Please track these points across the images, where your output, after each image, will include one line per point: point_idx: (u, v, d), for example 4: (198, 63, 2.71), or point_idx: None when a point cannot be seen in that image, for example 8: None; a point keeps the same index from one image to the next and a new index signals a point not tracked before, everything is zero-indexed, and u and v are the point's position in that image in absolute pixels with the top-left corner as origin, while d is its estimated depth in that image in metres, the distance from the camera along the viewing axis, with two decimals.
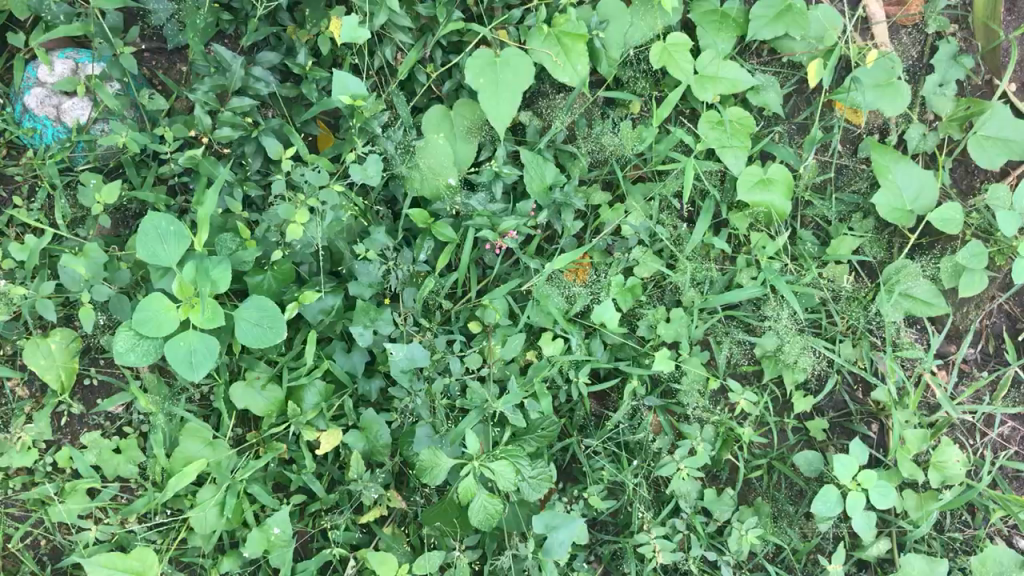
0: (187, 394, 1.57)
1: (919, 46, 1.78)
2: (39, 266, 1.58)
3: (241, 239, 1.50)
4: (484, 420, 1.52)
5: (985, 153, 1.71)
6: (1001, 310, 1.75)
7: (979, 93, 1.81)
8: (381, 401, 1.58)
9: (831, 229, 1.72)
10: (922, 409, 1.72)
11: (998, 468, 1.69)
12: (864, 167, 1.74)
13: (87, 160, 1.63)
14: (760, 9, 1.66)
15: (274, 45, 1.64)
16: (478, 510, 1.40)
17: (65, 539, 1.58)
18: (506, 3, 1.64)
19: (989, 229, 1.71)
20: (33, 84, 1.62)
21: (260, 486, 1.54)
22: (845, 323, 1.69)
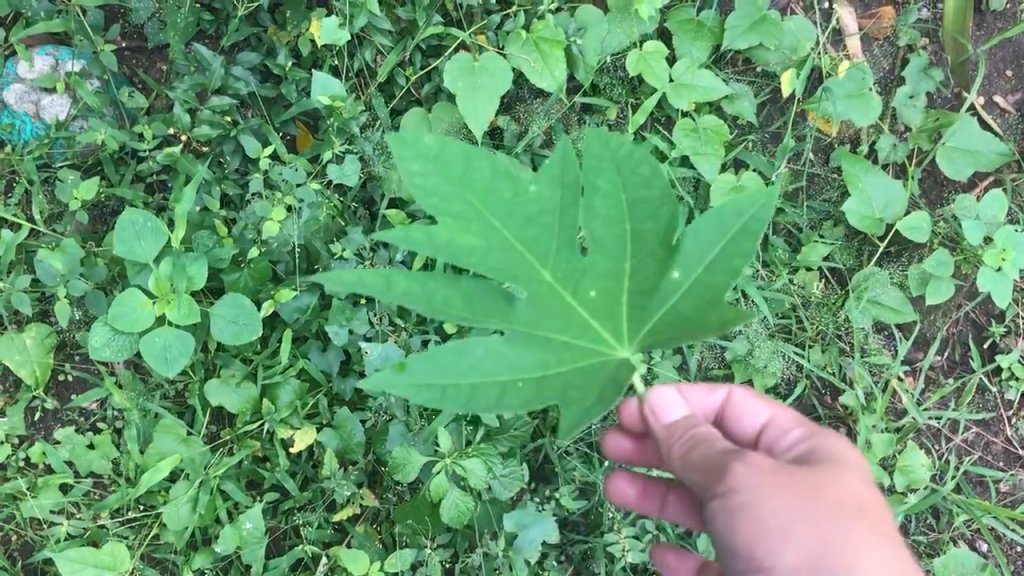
0: (162, 391, 1.58)
1: (890, 59, 1.82)
2: (15, 261, 1.58)
3: (218, 237, 1.54)
4: (456, 420, 1.53)
5: (953, 163, 1.75)
6: (967, 319, 1.78)
7: (948, 106, 1.84)
8: (355, 400, 1.60)
9: (802, 236, 1.74)
10: (889, 414, 1.74)
11: (962, 472, 1.72)
12: (834, 176, 1.78)
13: (65, 157, 1.63)
14: (735, 20, 1.70)
15: (254, 45, 1.66)
16: (450, 508, 1.43)
17: (36, 535, 1.56)
18: (485, 8, 1.66)
19: (956, 237, 1.74)
20: (12, 80, 1.64)
21: (234, 483, 1.55)
22: (814, 328, 1.71)
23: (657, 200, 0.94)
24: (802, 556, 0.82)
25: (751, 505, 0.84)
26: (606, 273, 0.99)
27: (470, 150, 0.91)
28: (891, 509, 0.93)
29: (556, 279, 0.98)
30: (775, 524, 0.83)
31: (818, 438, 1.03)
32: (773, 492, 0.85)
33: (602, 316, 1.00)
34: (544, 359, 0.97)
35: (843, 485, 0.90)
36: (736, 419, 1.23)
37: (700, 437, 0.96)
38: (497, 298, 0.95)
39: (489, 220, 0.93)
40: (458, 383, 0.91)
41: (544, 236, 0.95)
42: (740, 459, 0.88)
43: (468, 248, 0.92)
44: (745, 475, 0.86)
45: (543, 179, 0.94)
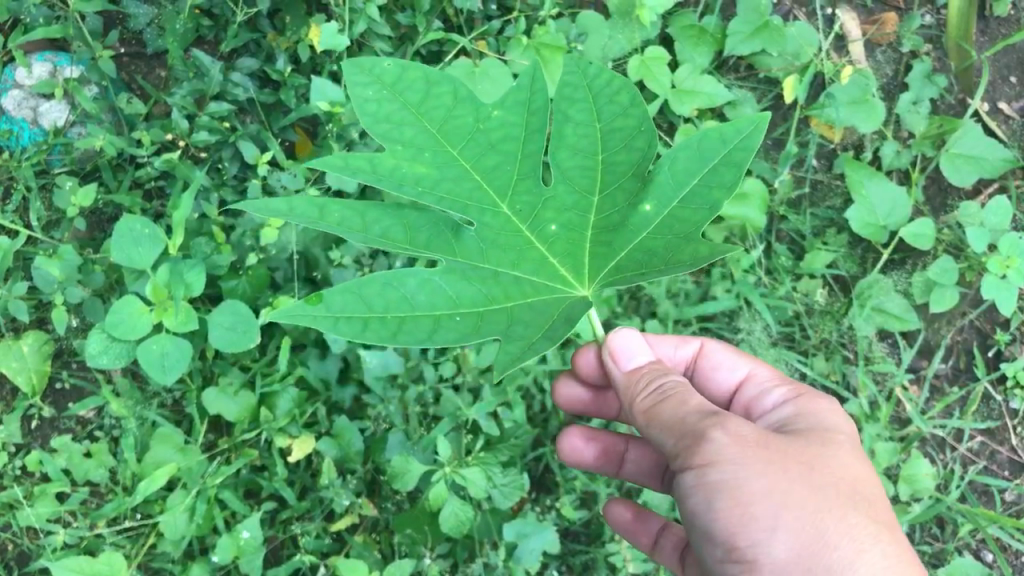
0: (159, 399, 1.57)
1: (893, 65, 1.81)
2: (12, 268, 1.57)
3: (216, 243, 1.53)
4: (456, 428, 1.53)
5: (958, 171, 1.73)
6: (972, 326, 1.77)
7: (952, 112, 1.82)
8: (354, 409, 1.59)
9: (805, 243, 1.73)
10: (894, 423, 1.72)
11: (967, 482, 1.70)
12: (837, 182, 1.77)
13: (63, 163, 1.63)
14: (737, 25, 1.69)
15: (253, 51, 1.66)
16: (450, 517, 1.41)
17: (32, 544, 1.55)
18: (486, 14, 1.66)
19: (960, 245, 1.73)
20: (10, 86, 1.63)
21: (232, 492, 1.54)
22: (819, 336, 1.70)
23: (632, 130, 1.00)
24: (785, 542, 0.85)
25: (735, 486, 0.85)
26: (568, 208, 1.05)
27: (431, 81, 0.98)
28: (875, 476, 0.96)
29: (513, 212, 1.04)
30: (756, 510, 0.85)
31: (802, 402, 1.06)
32: (755, 471, 0.86)
33: (562, 251, 1.07)
34: (490, 291, 1.01)
35: (829, 461, 0.93)
36: (707, 373, 1.29)
37: (668, 392, 0.96)
38: (446, 229, 1.01)
39: (449, 154, 1.00)
40: (381, 314, 0.93)
41: (504, 164, 1.02)
42: (720, 428, 0.88)
43: (421, 176, 0.99)
44: (729, 451, 0.86)
45: (508, 104, 1.00)
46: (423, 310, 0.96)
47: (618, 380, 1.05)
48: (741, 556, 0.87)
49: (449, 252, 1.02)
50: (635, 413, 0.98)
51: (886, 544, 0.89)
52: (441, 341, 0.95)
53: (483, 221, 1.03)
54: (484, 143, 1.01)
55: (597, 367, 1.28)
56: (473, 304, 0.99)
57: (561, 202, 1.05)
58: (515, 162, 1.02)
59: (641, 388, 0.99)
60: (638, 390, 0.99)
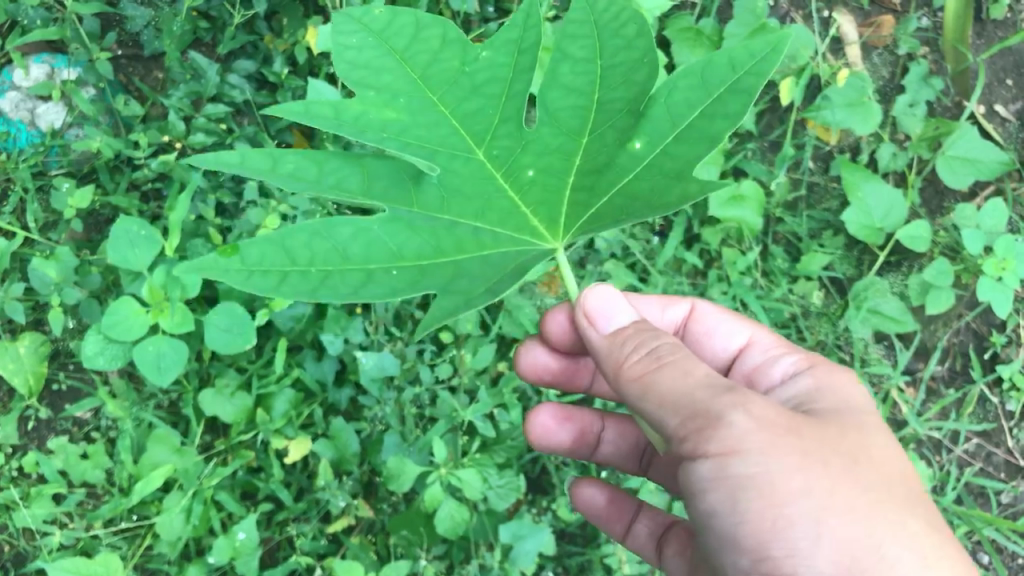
0: (156, 400, 1.57)
1: (890, 67, 1.81)
2: (9, 270, 1.57)
3: (213, 245, 1.53)
4: (451, 430, 1.53)
5: (956, 174, 1.73)
6: (968, 328, 1.77)
7: (949, 115, 1.82)
8: (350, 410, 1.59)
9: (802, 245, 1.73)
10: (889, 425, 1.73)
11: (963, 484, 1.71)
12: (834, 185, 1.78)
13: (61, 165, 1.62)
14: (734, 28, 1.70)
15: (250, 53, 1.66)
16: (445, 518, 1.41)
17: (28, 545, 1.55)
18: (483, 16, 1.66)
19: (956, 247, 1.73)
20: (7, 88, 1.65)
21: (228, 493, 1.54)
22: (815, 339, 1.69)
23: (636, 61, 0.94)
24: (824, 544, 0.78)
25: (765, 482, 0.78)
26: (547, 155, 1.00)
27: (420, 25, 0.96)
28: (897, 458, 0.90)
29: (489, 157, 0.99)
30: (790, 508, 0.78)
31: (818, 374, 1.03)
32: (785, 463, 0.79)
33: (535, 199, 1.01)
34: (436, 241, 0.95)
35: (854, 445, 0.87)
36: (702, 338, 1.28)
37: (665, 359, 0.88)
38: (406, 176, 0.96)
39: (426, 99, 0.97)
40: (304, 268, 0.87)
41: (487, 107, 0.98)
42: (741, 409, 0.80)
43: (389, 121, 0.95)
44: (756, 439, 0.79)
45: (495, 46, 0.97)
46: (354, 261, 0.89)
47: (596, 346, 0.98)
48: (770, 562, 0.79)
49: (407, 201, 0.96)
50: (624, 380, 0.90)
51: (927, 540, 0.82)
52: (367, 296, 0.89)
53: (452, 168, 0.98)
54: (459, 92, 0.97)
55: (568, 330, 1.26)
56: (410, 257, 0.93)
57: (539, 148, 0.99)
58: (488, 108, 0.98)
59: (631, 352, 0.91)
60: (627, 355, 0.91)
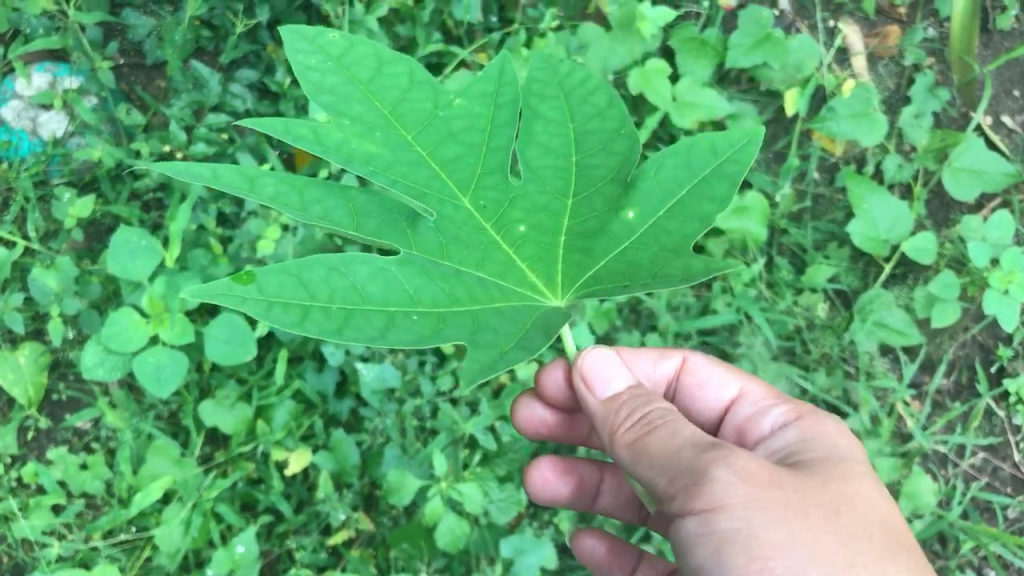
0: (156, 411, 1.56)
1: (895, 78, 1.80)
2: (9, 278, 1.57)
3: (213, 255, 1.51)
4: (453, 443, 1.52)
5: (962, 186, 1.72)
6: (975, 342, 1.75)
7: (955, 126, 1.81)
8: (351, 421, 1.58)
9: (807, 257, 1.72)
10: (895, 438, 1.71)
11: (970, 499, 1.69)
12: (839, 197, 1.76)
13: (62, 174, 1.61)
14: (739, 38, 1.69)
15: (253, 63, 1.65)
16: (446, 532, 1.41)
17: (26, 556, 1.54)
18: (486, 26, 1.65)
19: (962, 260, 1.71)
20: (10, 97, 1.65)
21: (227, 505, 1.53)
22: (820, 351, 1.68)
23: (612, 131, 0.94)
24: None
25: (750, 536, 0.77)
26: (533, 212, 0.97)
27: (383, 60, 0.91)
28: (892, 509, 0.88)
29: (477, 208, 0.96)
30: (776, 563, 0.76)
31: (805, 425, 1.00)
32: (770, 517, 0.78)
33: (527, 254, 0.98)
34: (449, 291, 0.90)
35: (845, 496, 0.85)
36: (694, 389, 1.26)
37: (656, 424, 0.89)
38: (401, 219, 0.91)
39: (403, 138, 0.92)
40: (323, 305, 0.82)
41: (468, 155, 0.94)
42: (726, 465, 0.80)
43: (374, 156, 0.90)
44: (739, 493, 0.78)
45: (469, 95, 0.94)
46: (375, 304, 0.85)
47: (594, 409, 0.98)
48: None
49: (403, 245, 0.91)
50: (619, 447, 0.92)
51: None
52: (391, 341, 0.83)
53: (443, 215, 0.94)
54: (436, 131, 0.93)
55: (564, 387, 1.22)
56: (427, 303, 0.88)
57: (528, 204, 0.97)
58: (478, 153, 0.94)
59: (624, 418, 0.93)
60: (621, 422, 0.92)
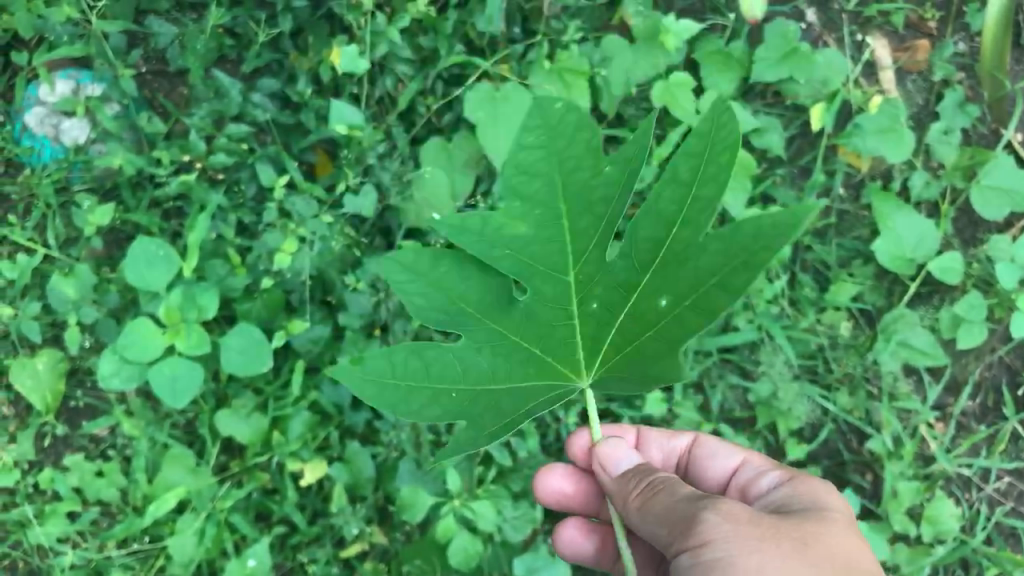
0: (171, 420, 1.55)
1: (924, 93, 1.77)
2: (29, 285, 1.58)
3: (231, 266, 1.53)
4: (468, 458, 1.51)
5: (991, 205, 1.69)
6: (1001, 363, 1.72)
7: (984, 142, 1.78)
8: (367, 433, 1.56)
9: (831, 274, 1.69)
10: (917, 460, 1.68)
11: (992, 524, 1.67)
12: (865, 213, 1.72)
13: (83, 181, 1.61)
14: (765, 51, 1.67)
15: (275, 71, 1.65)
16: (459, 551, 1.44)
17: (42, 563, 1.55)
18: (509, 37, 1.64)
19: (990, 280, 1.68)
20: (33, 104, 1.64)
21: (242, 516, 1.53)
22: (842, 370, 1.66)
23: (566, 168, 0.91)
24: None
25: (728, 563, 0.82)
26: (607, 291, 1.00)
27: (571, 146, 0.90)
28: (875, 567, 0.92)
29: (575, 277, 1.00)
30: None
31: (796, 484, 1.05)
32: (748, 547, 0.83)
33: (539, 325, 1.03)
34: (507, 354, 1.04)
35: (829, 539, 0.90)
36: (704, 462, 1.28)
37: (659, 486, 0.96)
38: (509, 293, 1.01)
39: (554, 210, 0.94)
40: (396, 381, 0.99)
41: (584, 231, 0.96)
42: (713, 509, 0.86)
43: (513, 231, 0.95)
44: (721, 529, 0.84)
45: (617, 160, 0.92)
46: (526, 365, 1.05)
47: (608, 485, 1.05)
48: None
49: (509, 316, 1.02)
50: (629, 512, 0.98)
51: None
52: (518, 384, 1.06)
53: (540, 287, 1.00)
54: (520, 211, 0.94)
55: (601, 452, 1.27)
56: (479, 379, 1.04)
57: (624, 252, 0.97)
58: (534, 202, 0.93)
59: (633, 485, 1.00)
60: (629, 487, 0.99)
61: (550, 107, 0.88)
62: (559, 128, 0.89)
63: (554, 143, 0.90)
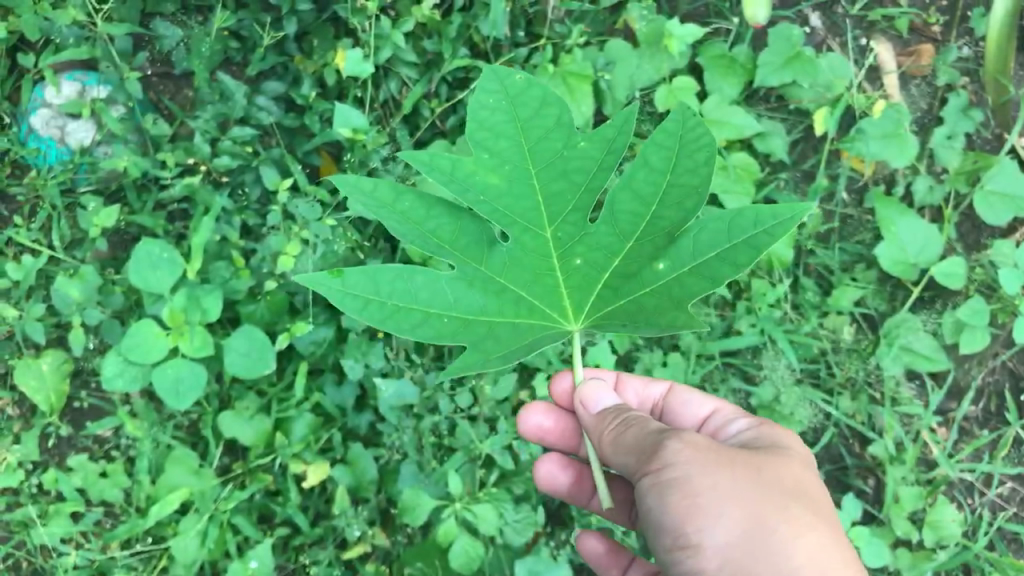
0: (175, 421, 1.56)
1: (928, 98, 1.77)
2: (34, 286, 1.59)
3: (236, 268, 1.54)
4: (470, 461, 1.52)
5: (993, 210, 1.69)
6: (1005, 368, 1.72)
7: (988, 147, 1.78)
8: (370, 435, 1.57)
9: (833, 279, 1.69)
10: (919, 465, 1.68)
11: (995, 529, 1.66)
12: (869, 218, 1.73)
13: (89, 182, 1.62)
14: (768, 56, 1.67)
15: (280, 74, 1.65)
16: (460, 554, 1.42)
17: (45, 563, 1.56)
18: (513, 41, 1.65)
19: (993, 284, 1.68)
20: (39, 105, 1.64)
21: (245, 517, 1.53)
22: (844, 375, 1.66)
23: (545, 125, 0.93)
24: (732, 532, 0.84)
25: (684, 481, 0.86)
26: (590, 250, 1.00)
27: (546, 99, 0.92)
28: (828, 495, 0.96)
29: (554, 237, 0.99)
30: (701, 499, 0.85)
31: (763, 426, 1.08)
32: (703, 466, 0.87)
33: (522, 277, 1.01)
34: (488, 304, 1.00)
35: (785, 467, 0.93)
36: (676, 410, 1.29)
37: (631, 419, 0.99)
38: (488, 239, 0.99)
39: (526, 171, 0.95)
40: (382, 299, 0.94)
41: (567, 193, 0.96)
42: (675, 436, 0.90)
43: (490, 186, 0.95)
44: (679, 453, 0.88)
45: (595, 137, 0.94)
46: (506, 316, 1.02)
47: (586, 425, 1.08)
48: (687, 545, 0.86)
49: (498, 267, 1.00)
50: (602, 446, 1.02)
51: (827, 540, 0.87)
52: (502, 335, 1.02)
53: (521, 241, 0.99)
54: (490, 163, 0.94)
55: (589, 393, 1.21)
56: (465, 312, 0.99)
57: (605, 219, 0.97)
58: (504, 158, 0.94)
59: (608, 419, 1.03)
60: (604, 422, 1.02)
61: (510, 79, 0.92)
62: (522, 99, 0.92)
63: (517, 109, 0.93)
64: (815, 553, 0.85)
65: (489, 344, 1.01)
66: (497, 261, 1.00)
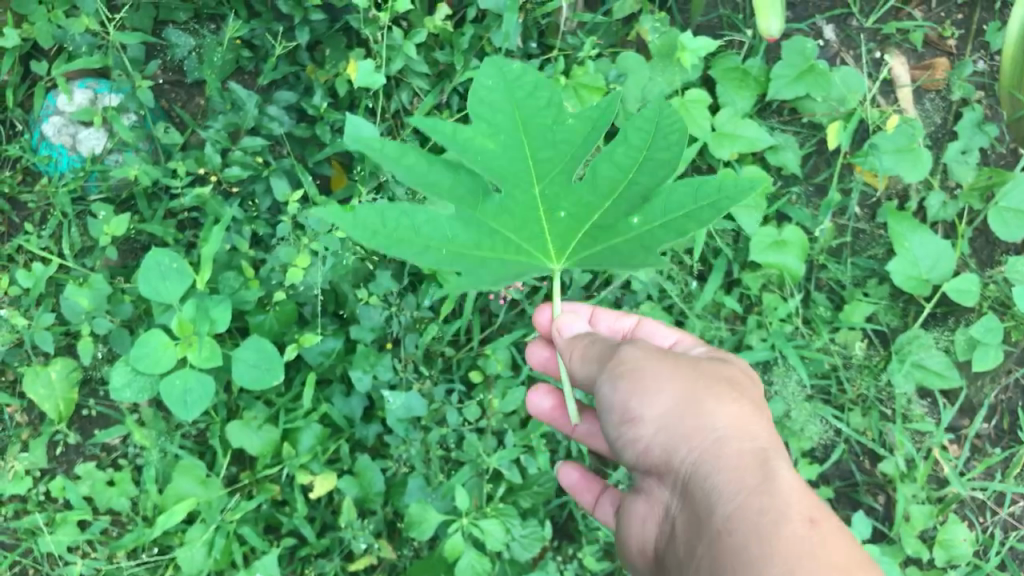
0: (183, 430, 1.57)
1: (942, 113, 1.76)
2: (44, 294, 1.59)
3: (245, 278, 1.52)
4: (477, 475, 1.52)
5: (1008, 226, 1.66)
6: (1018, 386, 1.71)
7: (1003, 162, 1.76)
8: (377, 447, 1.57)
9: (845, 293, 1.68)
10: (930, 483, 1.67)
11: (1007, 549, 1.65)
12: (881, 232, 1.72)
13: (100, 190, 1.63)
14: (782, 69, 1.66)
15: (292, 84, 1.65)
16: (466, 569, 1.41)
17: (51, 572, 1.55)
18: (526, 52, 1.65)
19: (1006, 302, 1.67)
20: (52, 113, 1.63)
21: (251, 527, 1.53)
22: (855, 391, 1.65)
23: (543, 106, 1.01)
24: (668, 403, 0.96)
25: (633, 366, 0.99)
26: (572, 203, 1.06)
27: (538, 85, 1.00)
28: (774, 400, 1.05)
29: (540, 194, 1.05)
30: (645, 377, 0.98)
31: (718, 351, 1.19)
32: (650, 357, 1.00)
33: (509, 223, 1.06)
34: (479, 239, 1.06)
35: (730, 369, 1.04)
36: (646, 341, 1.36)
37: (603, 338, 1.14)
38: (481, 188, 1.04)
39: (518, 141, 1.01)
40: (388, 229, 0.99)
41: (553, 155, 1.03)
42: (631, 342, 1.04)
43: (486, 150, 1.02)
44: (632, 349, 1.02)
45: (582, 113, 1.01)
46: (496, 250, 1.07)
47: None
48: (630, 419, 0.99)
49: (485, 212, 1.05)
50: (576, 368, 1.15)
51: (750, 412, 0.96)
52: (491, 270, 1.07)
53: (511, 193, 1.05)
54: (489, 131, 1.01)
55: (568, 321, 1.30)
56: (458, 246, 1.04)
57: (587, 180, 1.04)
58: (499, 130, 1.01)
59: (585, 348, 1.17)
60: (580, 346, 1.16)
61: (508, 67, 0.99)
62: (518, 84, 1.00)
63: (514, 93, 1.00)
64: (743, 422, 0.94)
65: (482, 272, 1.06)
66: (490, 208, 1.05)
